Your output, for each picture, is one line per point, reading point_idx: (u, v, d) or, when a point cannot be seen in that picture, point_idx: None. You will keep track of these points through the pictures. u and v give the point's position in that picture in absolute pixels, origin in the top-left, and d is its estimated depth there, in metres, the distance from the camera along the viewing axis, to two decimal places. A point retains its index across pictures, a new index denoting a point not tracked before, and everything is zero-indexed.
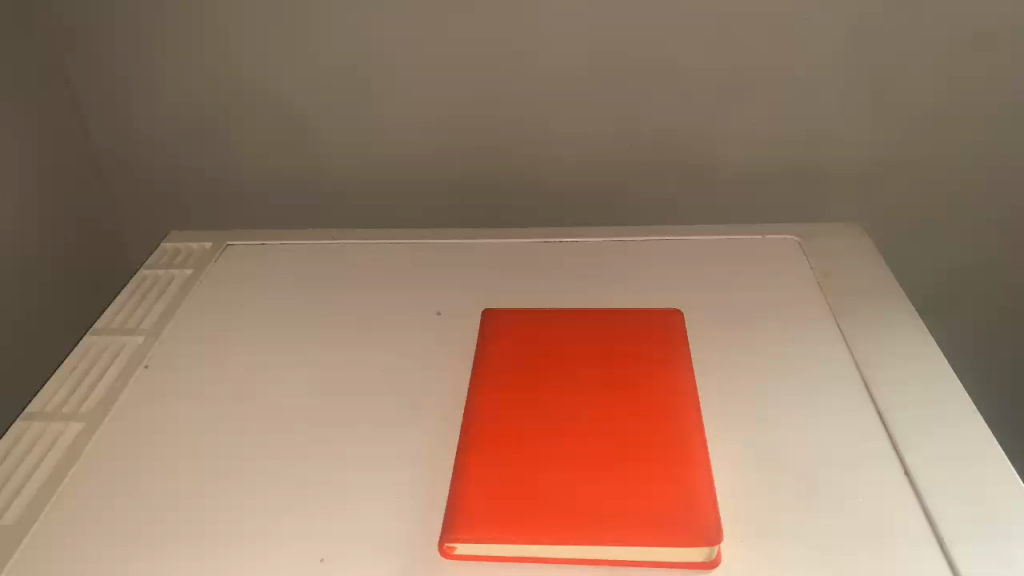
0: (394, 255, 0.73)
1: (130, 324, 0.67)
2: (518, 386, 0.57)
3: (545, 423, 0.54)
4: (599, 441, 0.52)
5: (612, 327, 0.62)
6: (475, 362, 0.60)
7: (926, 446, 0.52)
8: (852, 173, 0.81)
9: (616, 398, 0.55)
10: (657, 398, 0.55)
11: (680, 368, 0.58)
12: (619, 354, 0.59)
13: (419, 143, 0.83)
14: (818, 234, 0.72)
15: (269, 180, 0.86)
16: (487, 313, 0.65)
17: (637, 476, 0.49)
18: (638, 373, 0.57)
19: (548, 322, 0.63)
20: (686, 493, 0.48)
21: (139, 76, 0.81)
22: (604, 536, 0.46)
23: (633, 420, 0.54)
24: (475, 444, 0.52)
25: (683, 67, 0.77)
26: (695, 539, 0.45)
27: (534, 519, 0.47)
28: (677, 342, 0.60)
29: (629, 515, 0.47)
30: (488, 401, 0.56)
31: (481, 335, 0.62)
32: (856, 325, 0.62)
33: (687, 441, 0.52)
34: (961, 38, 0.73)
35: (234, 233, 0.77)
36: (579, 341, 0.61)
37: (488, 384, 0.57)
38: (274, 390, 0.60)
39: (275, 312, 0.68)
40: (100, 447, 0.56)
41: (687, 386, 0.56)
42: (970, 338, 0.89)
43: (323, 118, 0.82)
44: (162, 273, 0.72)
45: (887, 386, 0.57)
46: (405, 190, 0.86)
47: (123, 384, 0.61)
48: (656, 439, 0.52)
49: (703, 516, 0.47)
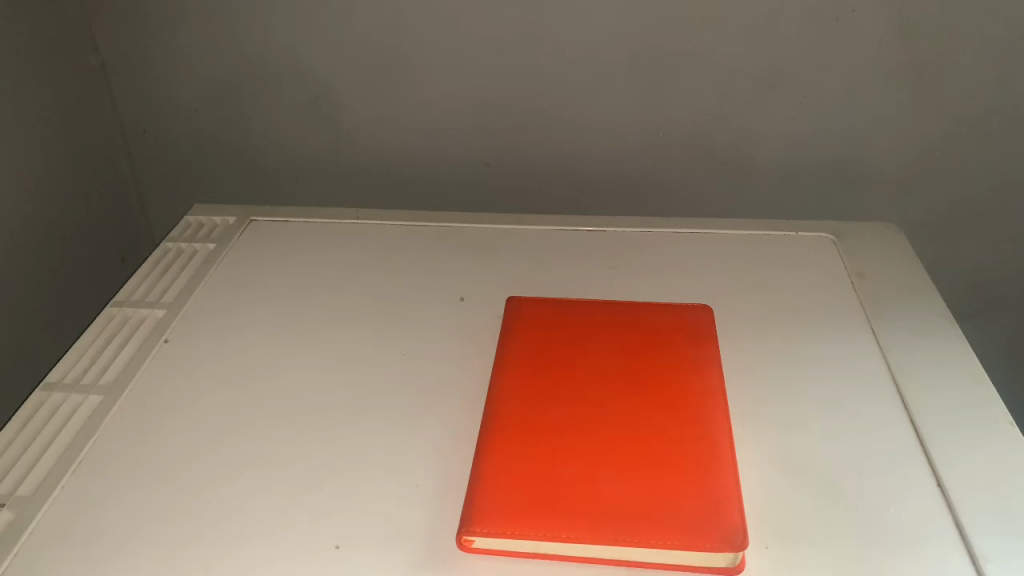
0: (420, 238, 0.72)
1: (151, 297, 0.66)
2: (541, 374, 0.56)
3: (568, 417, 0.52)
4: (624, 439, 0.51)
5: (639, 322, 0.61)
6: (498, 351, 0.59)
7: (959, 455, 0.51)
8: (891, 171, 0.79)
9: (640, 392, 0.54)
10: (682, 394, 0.54)
11: (710, 366, 0.56)
12: (647, 350, 0.58)
13: (446, 124, 0.81)
14: (853, 233, 0.70)
15: (296, 156, 0.85)
16: (512, 300, 0.63)
17: (658, 475, 0.48)
18: (665, 371, 0.56)
19: (573, 311, 0.62)
20: (708, 496, 0.47)
21: (167, 48, 0.81)
22: (625, 537, 0.45)
23: (655, 415, 0.52)
24: (496, 435, 0.51)
25: (720, 59, 0.74)
26: (719, 543, 0.44)
27: (552, 515, 0.46)
28: (706, 337, 0.59)
29: (649, 516, 0.46)
30: (510, 391, 0.55)
31: (505, 324, 0.61)
32: (891, 329, 0.60)
33: (714, 441, 0.50)
34: (1017, 35, 0.70)
35: (257, 208, 0.77)
36: (603, 331, 0.60)
37: (510, 371, 0.56)
38: (294, 372, 0.59)
39: (296, 291, 0.67)
40: (118, 420, 0.55)
41: (716, 385, 0.55)
42: (1003, 344, 0.87)
43: (351, 96, 0.81)
44: (185, 246, 0.72)
45: (922, 395, 0.55)
46: (431, 170, 0.85)
47: (143, 357, 0.60)
48: (679, 437, 0.51)
49: (728, 521, 0.45)
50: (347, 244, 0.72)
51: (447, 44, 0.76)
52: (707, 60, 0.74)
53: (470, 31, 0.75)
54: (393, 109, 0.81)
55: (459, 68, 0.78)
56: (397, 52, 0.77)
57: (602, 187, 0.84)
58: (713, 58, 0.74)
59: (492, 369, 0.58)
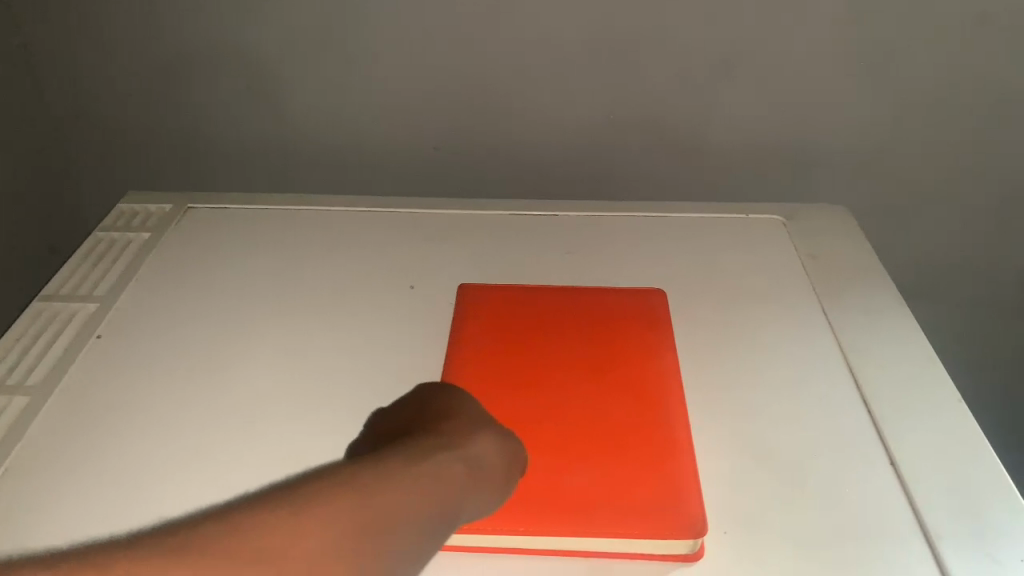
0: (368, 224, 0.70)
1: (83, 289, 0.63)
2: (495, 362, 0.55)
3: (525, 405, 0.52)
4: (583, 426, 0.50)
5: (595, 306, 0.60)
6: (452, 339, 0.57)
7: (912, 434, 0.51)
8: (838, 151, 0.79)
9: (597, 379, 0.54)
10: (638, 381, 0.54)
11: (666, 351, 0.56)
12: (603, 334, 0.58)
13: (392, 106, 0.79)
14: (801, 214, 0.71)
15: (235, 139, 0.82)
16: (465, 288, 0.62)
17: (618, 463, 0.48)
18: (623, 355, 0.56)
19: (526, 297, 0.61)
20: (667, 487, 0.46)
21: (96, 26, 0.76)
22: (585, 527, 0.44)
23: (613, 403, 0.52)
24: None
25: (671, 40, 0.73)
26: (679, 530, 0.44)
27: (511, 508, 0.45)
28: (662, 323, 0.59)
29: (609, 506, 0.45)
30: (466, 380, 0.54)
31: (458, 312, 0.60)
32: (842, 310, 0.61)
33: (672, 427, 0.50)
34: (963, 19, 0.70)
35: (195, 196, 0.73)
36: (559, 317, 0.59)
37: (462, 360, 0.55)
38: (236, 366, 0.56)
39: (239, 282, 0.64)
40: (48, 423, 0.52)
41: (673, 370, 0.55)
42: (943, 323, 0.89)
43: (292, 77, 0.78)
44: (117, 236, 0.68)
45: (875, 374, 0.55)
46: (377, 154, 0.82)
47: (75, 354, 0.57)
48: (636, 426, 0.50)
49: (688, 508, 0.45)
50: (291, 231, 0.70)
51: (392, 24, 0.74)
52: (660, 38, 0.73)
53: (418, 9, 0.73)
54: (336, 90, 0.78)
55: (407, 47, 0.75)
56: (342, 31, 0.74)
57: (553, 170, 0.82)
58: (663, 38, 0.73)
59: (443, 357, 0.56)
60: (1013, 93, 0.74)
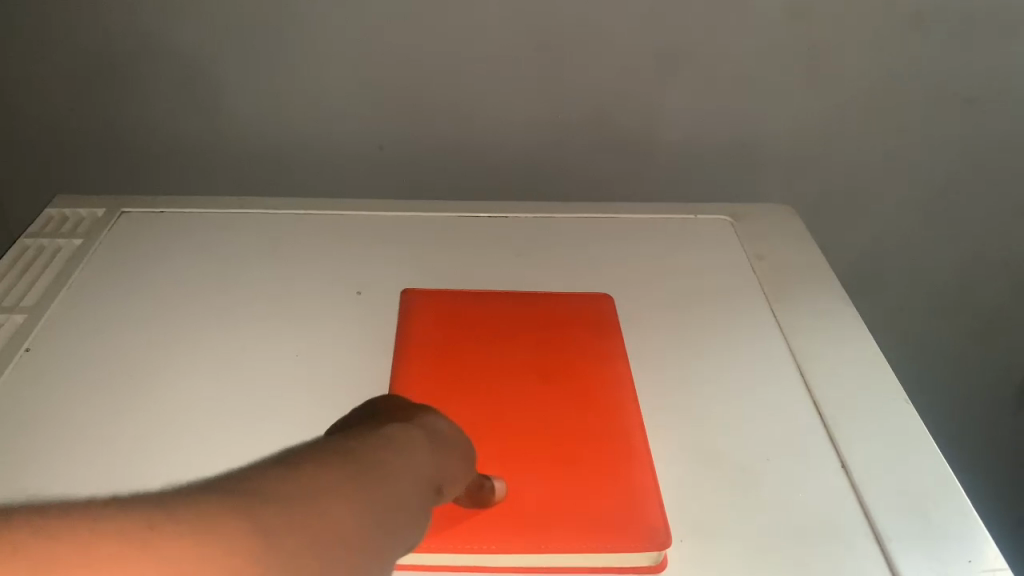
0: (311, 225, 0.69)
1: (8, 300, 0.59)
2: (445, 370, 0.54)
3: (478, 417, 0.51)
4: (538, 439, 0.49)
5: (544, 312, 0.60)
6: (398, 346, 0.56)
7: (861, 434, 0.52)
8: (782, 150, 0.80)
9: (552, 387, 0.53)
10: (594, 387, 0.53)
11: (617, 356, 0.56)
12: (553, 343, 0.57)
13: (335, 105, 0.77)
14: (748, 214, 0.71)
15: (171, 140, 0.79)
16: (410, 293, 0.61)
17: (576, 475, 0.47)
18: (574, 363, 0.55)
19: (473, 301, 0.60)
20: (631, 495, 0.46)
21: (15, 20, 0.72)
22: (546, 544, 0.43)
23: (569, 411, 0.52)
24: None
25: (618, 39, 0.72)
26: (642, 542, 0.43)
27: (468, 524, 0.44)
28: (614, 326, 0.59)
29: (569, 520, 0.44)
30: (415, 391, 0.52)
31: (403, 317, 0.58)
32: (790, 310, 0.61)
33: (628, 435, 0.50)
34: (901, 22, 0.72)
35: (129, 199, 0.70)
36: (509, 323, 0.58)
37: (411, 368, 0.54)
38: (175, 379, 0.54)
39: (177, 290, 0.62)
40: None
41: (625, 375, 0.54)
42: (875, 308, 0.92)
43: (228, 74, 0.75)
44: (46, 243, 0.65)
45: (823, 374, 0.56)
46: (321, 155, 0.81)
47: (1, 369, 0.54)
48: (594, 434, 0.50)
49: (649, 518, 0.45)
50: (232, 234, 0.67)
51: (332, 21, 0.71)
52: (607, 35, 0.72)
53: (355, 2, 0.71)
54: (276, 88, 0.76)
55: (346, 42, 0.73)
56: (282, 27, 0.72)
57: (501, 169, 0.81)
58: (611, 37, 0.72)
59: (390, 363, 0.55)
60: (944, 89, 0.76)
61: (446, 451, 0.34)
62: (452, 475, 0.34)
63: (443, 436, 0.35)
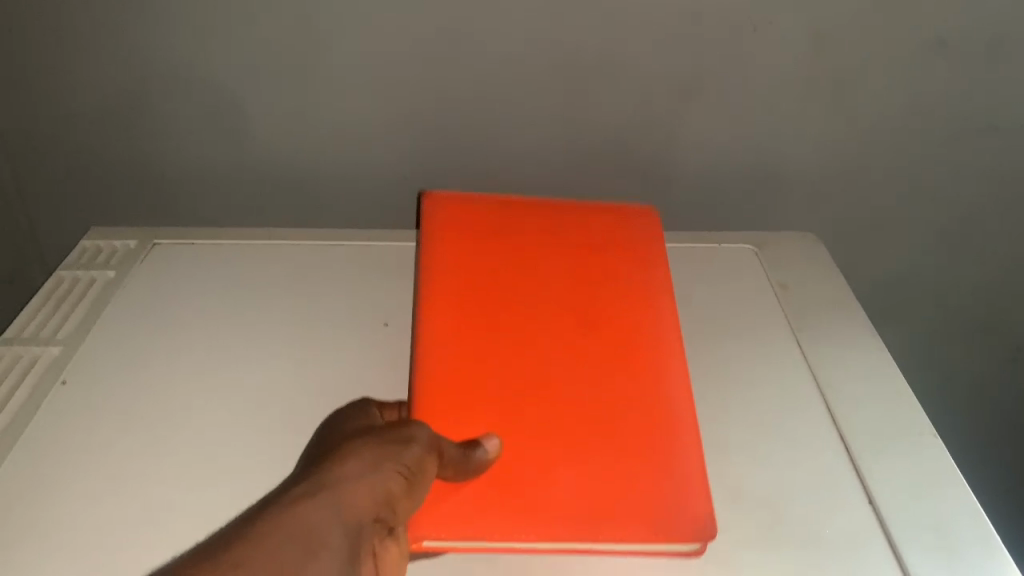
0: (338, 258, 0.69)
1: (44, 333, 0.61)
2: (480, 309, 0.54)
3: (519, 369, 0.52)
4: (580, 402, 0.51)
5: (579, 245, 0.60)
6: (429, 267, 0.56)
7: (889, 470, 0.52)
8: (805, 177, 0.80)
9: (595, 336, 0.54)
10: (637, 341, 0.55)
11: (654, 300, 0.57)
12: (589, 279, 0.58)
13: (353, 139, 0.76)
14: (771, 243, 0.71)
15: (189, 177, 0.78)
16: (436, 204, 0.60)
17: (619, 448, 0.49)
18: (613, 308, 0.56)
19: (505, 222, 0.60)
20: (675, 473, 0.49)
21: (36, 66, 0.71)
22: (590, 532, 0.46)
23: (611, 367, 0.53)
24: (443, 394, 0.50)
25: (640, 67, 0.72)
26: (685, 536, 0.46)
27: (508, 503, 0.46)
28: (653, 265, 0.59)
29: (613, 501, 0.47)
30: (452, 327, 0.53)
31: (433, 233, 0.58)
32: (814, 339, 0.61)
33: (671, 403, 0.52)
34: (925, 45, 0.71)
35: (160, 230, 0.71)
36: (548, 256, 0.59)
37: (443, 303, 0.54)
38: (207, 413, 0.55)
39: (207, 322, 0.63)
40: (6, 488, 0.50)
41: (663, 322, 0.56)
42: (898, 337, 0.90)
43: (251, 112, 0.73)
44: (81, 274, 0.66)
45: (849, 406, 0.56)
46: (338, 186, 0.79)
47: (37, 403, 0.55)
48: (639, 400, 0.52)
49: (691, 505, 0.47)
50: (260, 264, 0.68)
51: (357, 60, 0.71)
52: (629, 66, 0.72)
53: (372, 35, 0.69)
54: None
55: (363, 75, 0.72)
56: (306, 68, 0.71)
57: None
58: (634, 66, 0.72)
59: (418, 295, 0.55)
60: (968, 111, 0.75)
61: (364, 487, 0.41)
62: (375, 503, 0.41)
63: (358, 476, 0.41)
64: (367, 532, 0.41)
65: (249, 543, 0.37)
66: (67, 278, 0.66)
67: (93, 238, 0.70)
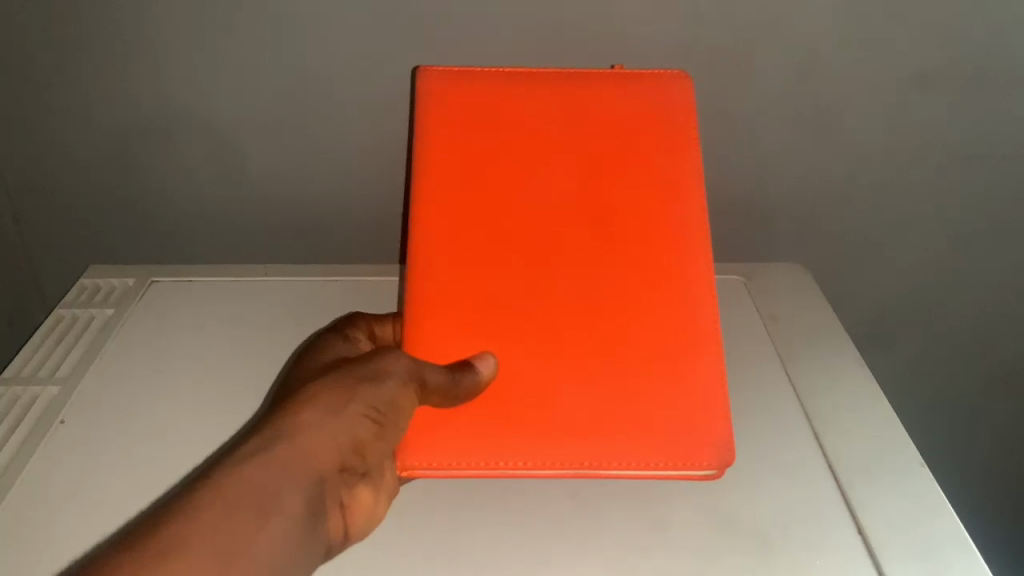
0: (334, 293, 0.70)
1: (44, 372, 0.62)
2: (483, 220, 0.54)
3: (539, 283, 0.54)
4: (601, 319, 0.53)
5: (600, 115, 0.56)
6: (438, 181, 0.54)
7: (878, 499, 0.52)
8: (798, 213, 0.78)
9: (609, 240, 0.54)
10: (656, 247, 0.54)
11: (682, 193, 0.55)
12: (611, 164, 0.55)
13: (345, 178, 0.77)
14: (759, 274, 0.72)
15: (186, 216, 0.79)
16: (437, 85, 0.55)
17: (639, 372, 0.53)
18: (637, 203, 0.55)
19: (517, 97, 0.56)
20: (687, 409, 0.52)
21: (34, 105, 0.73)
22: (607, 457, 0.51)
23: (625, 280, 0.54)
24: (463, 321, 0.53)
25: None
26: (701, 460, 0.51)
27: (513, 429, 0.51)
28: (686, 149, 0.56)
29: (631, 427, 0.51)
30: (466, 245, 0.53)
31: (438, 138, 0.55)
32: (803, 369, 0.62)
33: (692, 314, 0.54)
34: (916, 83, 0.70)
35: (159, 268, 0.73)
36: (564, 139, 0.55)
37: (440, 220, 0.53)
38: (205, 449, 0.56)
39: (205, 358, 0.64)
40: (8, 526, 0.51)
41: (690, 220, 0.55)
42: (902, 382, 0.88)
43: (245, 152, 0.75)
44: (80, 312, 0.67)
45: (837, 436, 0.57)
46: (331, 224, 0.79)
47: (36, 442, 0.56)
48: (652, 320, 0.53)
49: (707, 433, 0.52)
50: (257, 300, 0.70)
51: (348, 102, 0.72)
52: None
53: (361, 79, 0.70)
54: None
55: (353, 117, 0.73)
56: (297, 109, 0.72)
57: None
58: None
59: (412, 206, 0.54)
60: (965, 149, 0.73)
61: (330, 432, 0.44)
62: (341, 449, 0.44)
63: (323, 418, 0.44)
64: (334, 482, 0.44)
65: (208, 490, 0.38)
66: (66, 316, 0.67)
67: (92, 276, 0.72)
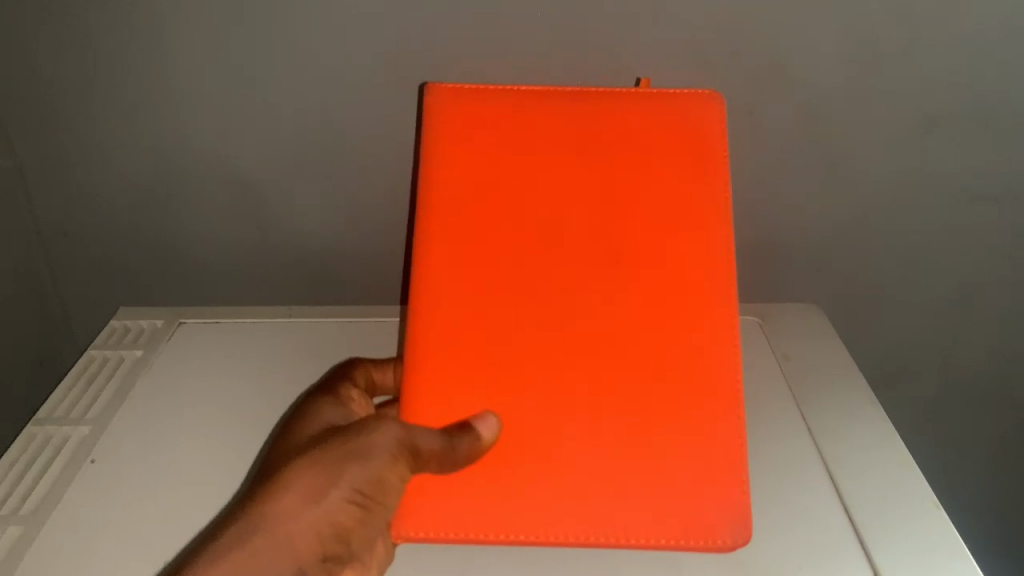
0: (355, 334, 0.72)
1: (75, 413, 0.63)
2: (497, 250, 0.54)
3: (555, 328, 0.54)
4: (615, 368, 0.54)
5: (629, 138, 0.55)
6: (456, 217, 0.54)
7: (895, 546, 0.52)
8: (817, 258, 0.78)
9: (630, 276, 0.54)
10: (678, 277, 0.54)
11: (707, 228, 0.54)
12: (636, 194, 0.54)
13: (366, 221, 0.78)
14: (776, 316, 0.72)
15: (213, 257, 0.81)
16: (457, 109, 0.55)
17: (652, 426, 0.53)
18: (662, 237, 0.54)
19: (543, 120, 0.55)
20: (700, 471, 0.53)
21: (68, 152, 0.75)
22: (614, 525, 0.52)
23: (644, 324, 0.54)
24: (476, 370, 0.54)
25: None
26: (710, 532, 0.52)
27: (513, 496, 0.53)
28: (713, 171, 0.55)
29: (640, 486, 0.52)
30: (482, 288, 0.54)
31: (460, 173, 0.54)
32: (819, 413, 0.63)
33: (712, 362, 0.54)
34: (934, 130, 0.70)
35: (186, 309, 0.75)
36: (585, 161, 0.55)
37: (452, 252, 0.54)
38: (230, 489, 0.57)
39: (230, 399, 0.65)
40: (41, 564, 0.52)
41: (715, 255, 0.54)
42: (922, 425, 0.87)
43: (268, 196, 0.77)
44: (110, 354, 0.69)
45: (854, 482, 0.57)
46: (354, 267, 0.81)
47: (67, 481, 0.58)
48: (669, 362, 0.54)
49: (720, 498, 0.53)
50: (281, 341, 0.71)
51: (368, 148, 0.74)
52: None
53: (383, 127, 0.72)
54: None
55: (372, 162, 0.74)
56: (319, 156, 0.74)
57: None
58: None
59: (425, 236, 0.54)
60: (985, 194, 0.73)
61: (305, 519, 0.48)
62: (318, 535, 0.48)
63: (297, 509, 0.47)
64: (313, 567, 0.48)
65: None
66: (96, 357, 0.69)
67: (122, 318, 0.74)
